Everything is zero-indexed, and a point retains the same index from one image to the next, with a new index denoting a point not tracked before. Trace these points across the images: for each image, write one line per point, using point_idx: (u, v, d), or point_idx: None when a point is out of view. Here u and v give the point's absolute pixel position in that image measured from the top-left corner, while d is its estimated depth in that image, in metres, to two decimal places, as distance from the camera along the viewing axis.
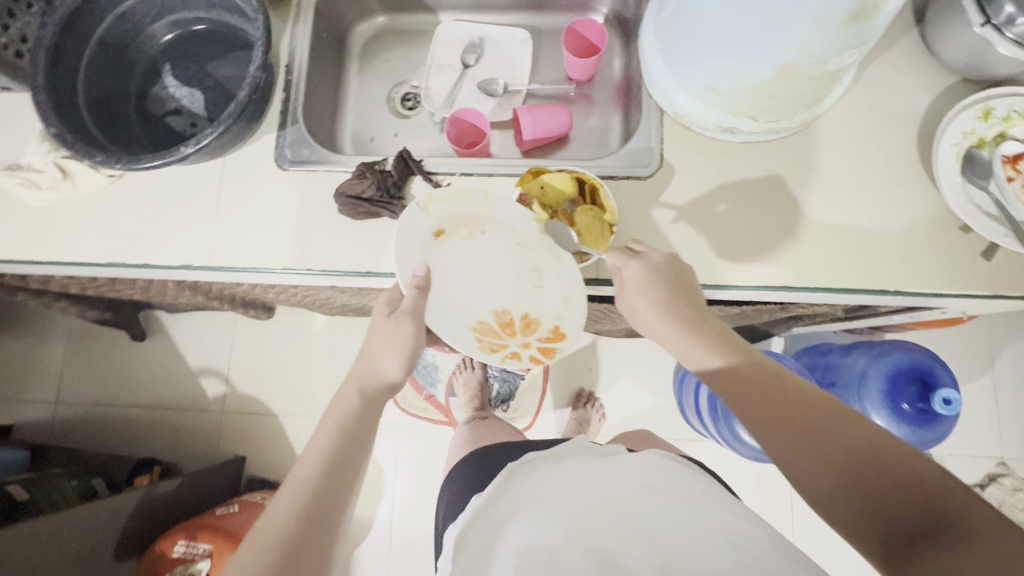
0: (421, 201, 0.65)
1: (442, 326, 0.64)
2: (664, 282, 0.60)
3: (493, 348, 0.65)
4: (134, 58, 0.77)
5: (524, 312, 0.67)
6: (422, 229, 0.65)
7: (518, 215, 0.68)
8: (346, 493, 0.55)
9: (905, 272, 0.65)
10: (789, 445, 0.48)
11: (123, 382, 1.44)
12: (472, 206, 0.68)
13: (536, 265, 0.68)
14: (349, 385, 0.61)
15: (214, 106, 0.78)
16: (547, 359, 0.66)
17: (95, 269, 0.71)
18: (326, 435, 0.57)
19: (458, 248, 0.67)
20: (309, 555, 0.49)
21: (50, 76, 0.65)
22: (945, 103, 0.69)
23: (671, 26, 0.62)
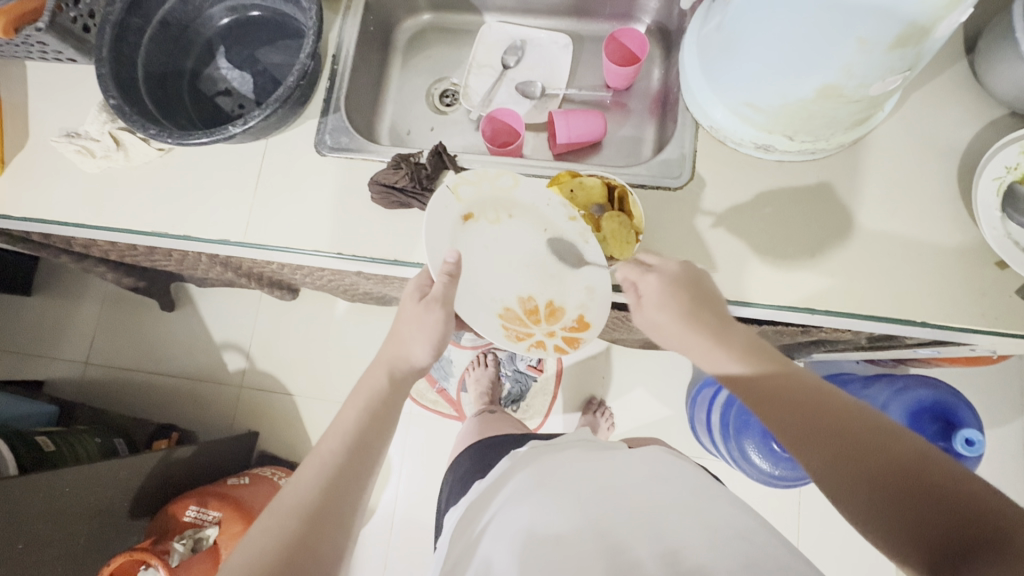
0: (451, 183, 0.66)
1: (468, 309, 0.65)
2: (685, 291, 0.60)
3: (518, 336, 0.67)
4: (192, 40, 0.80)
5: (550, 299, 0.68)
6: (452, 213, 0.66)
7: (545, 199, 0.68)
8: (371, 469, 0.56)
9: (934, 304, 0.64)
10: (817, 456, 0.47)
11: (150, 349, 1.49)
12: (499, 189, 0.69)
13: (563, 252, 0.69)
14: (378, 367, 0.63)
15: (262, 90, 0.81)
16: (570, 350, 0.67)
17: (139, 237, 0.75)
18: (355, 412, 0.59)
19: (486, 232, 0.68)
20: (331, 525, 0.50)
21: (114, 50, 0.69)
22: (990, 136, 0.68)
23: (714, 40, 0.62)
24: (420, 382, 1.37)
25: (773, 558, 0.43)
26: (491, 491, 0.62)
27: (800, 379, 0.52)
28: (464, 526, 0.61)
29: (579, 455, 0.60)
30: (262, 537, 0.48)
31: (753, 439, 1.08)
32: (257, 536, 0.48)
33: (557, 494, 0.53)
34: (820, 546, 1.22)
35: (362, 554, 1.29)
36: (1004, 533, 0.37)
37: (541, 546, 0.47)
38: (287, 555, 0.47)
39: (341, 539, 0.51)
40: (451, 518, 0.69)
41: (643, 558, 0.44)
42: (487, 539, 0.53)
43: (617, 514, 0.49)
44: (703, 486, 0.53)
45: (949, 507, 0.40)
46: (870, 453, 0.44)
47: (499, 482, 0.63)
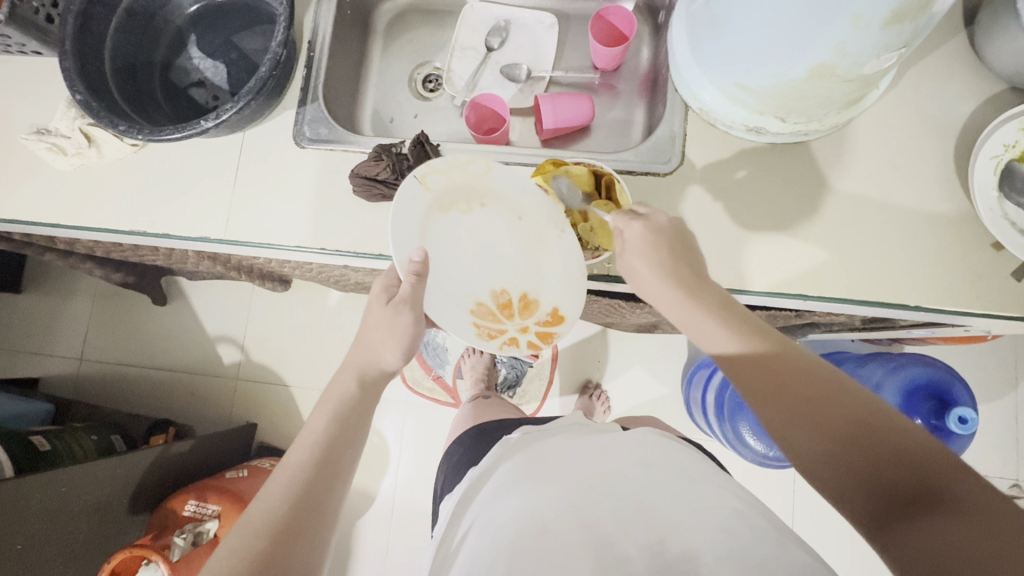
0: (419, 174, 0.62)
1: (436, 311, 0.62)
2: (667, 245, 0.58)
3: (490, 335, 0.64)
4: (160, 29, 0.76)
5: (524, 292, 0.65)
6: (421, 204, 0.62)
7: (519, 187, 0.65)
8: (344, 476, 0.56)
9: (927, 287, 0.63)
10: (783, 419, 0.48)
11: (144, 344, 1.48)
12: (471, 176, 0.65)
13: (541, 242, 0.66)
14: (346, 374, 0.62)
15: (237, 79, 0.76)
16: (545, 345, 0.65)
17: (119, 236, 0.73)
18: (324, 420, 0.58)
19: (459, 224, 0.64)
20: (299, 542, 0.49)
21: (77, 43, 0.65)
22: (988, 113, 0.65)
23: (702, 18, 0.60)
24: (416, 370, 1.37)
25: (758, 548, 0.42)
26: (480, 482, 0.62)
27: (780, 344, 0.52)
28: (452, 519, 0.61)
29: (564, 442, 0.60)
30: (228, 556, 0.47)
31: (747, 421, 1.09)
32: (223, 553, 0.47)
33: (542, 486, 0.51)
34: (817, 523, 1.24)
35: (364, 538, 1.32)
36: (951, 492, 0.38)
37: (529, 534, 0.47)
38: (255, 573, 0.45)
39: (313, 552, 0.51)
40: (444, 507, 0.69)
41: (630, 552, 0.43)
42: (474, 534, 0.52)
43: (601, 514, 0.47)
44: (696, 472, 0.53)
45: (906, 465, 0.41)
46: (830, 412, 0.45)
47: (488, 473, 0.62)
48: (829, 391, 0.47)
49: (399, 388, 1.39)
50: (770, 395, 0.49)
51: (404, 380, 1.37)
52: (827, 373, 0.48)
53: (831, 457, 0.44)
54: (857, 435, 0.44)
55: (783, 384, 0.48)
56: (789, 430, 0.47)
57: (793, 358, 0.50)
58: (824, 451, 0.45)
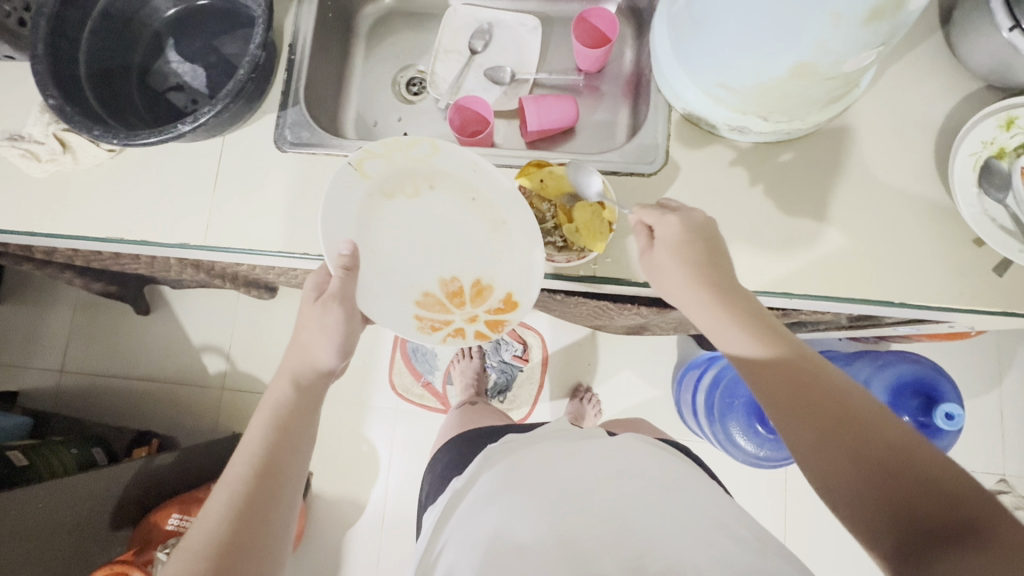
0: (354, 161, 0.64)
1: (382, 302, 0.65)
2: (708, 244, 0.58)
3: (434, 327, 0.67)
4: (137, 34, 0.74)
5: (475, 280, 0.68)
6: (362, 192, 0.66)
7: (467, 167, 0.67)
8: (294, 483, 0.56)
9: (910, 285, 0.64)
10: (810, 438, 0.47)
11: (127, 355, 1.45)
12: (417, 159, 0.68)
13: (494, 221, 0.68)
14: (281, 377, 0.60)
15: (216, 83, 0.74)
16: (494, 333, 0.67)
17: (95, 243, 0.71)
18: (261, 429, 0.56)
19: (407, 206, 0.69)
20: (246, 558, 0.49)
21: (50, 46, 0.64)
22: (966, 111, 0.66)
23: (684, 18, 0.60)
24: (405, 377, 1.36)
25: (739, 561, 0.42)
26: (463, 492, 0.61)
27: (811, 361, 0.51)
28: (436, 529, 0.59)
29: (543, 448, 0.59)
30: None
31: (737, 420, 1.10)
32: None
33: (518, 497, 0.51)
34: (808, 523, 1.24)
35: (354, 549, 1.30)
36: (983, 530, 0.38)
37: (506, 549, 0.46)
38: None
39: (264, 566, 0.50)
40: (428, 517, 0.68)
41: (608, 568, 0.43)
42: (456, 544, 0.52)
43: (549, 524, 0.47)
44: (671, 480, 0.52)
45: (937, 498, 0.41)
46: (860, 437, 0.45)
47: (470, 482, 0.61)
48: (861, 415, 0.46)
49: (388, 395, 1.37)
50: (795, 407, 0.49)
51: (393, 387, 1.36)
52: (868, 401, 0.47)
53: (857, 480, 0.44)
54: (888, 462, 0.43)
55: (815, 402, 0.48)
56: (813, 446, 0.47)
57: (829, 379, 0.49)
58: (850, 474, 0.44)
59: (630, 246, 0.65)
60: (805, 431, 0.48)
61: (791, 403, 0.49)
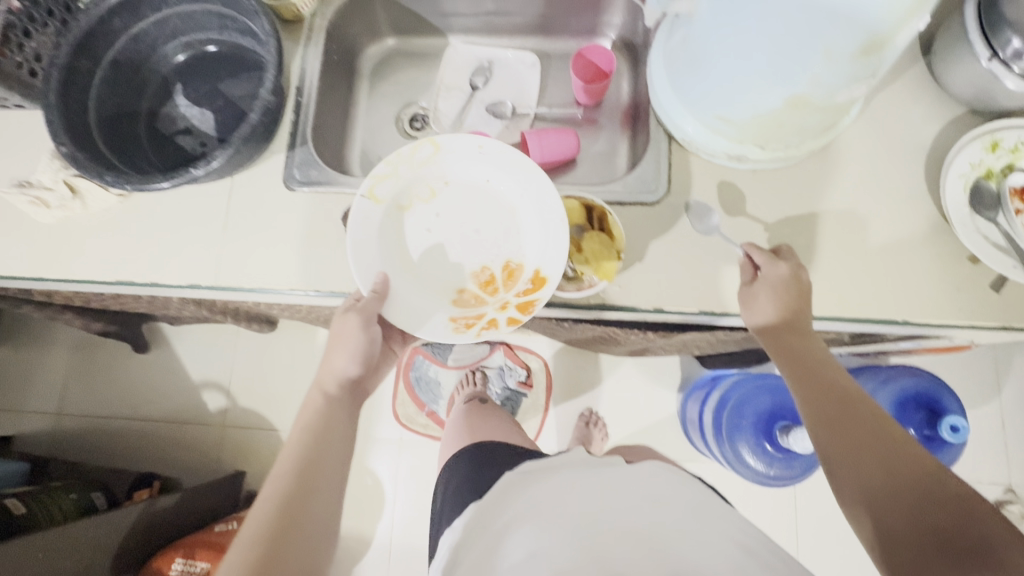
0: (366, 190, 0.66)
1: (416, 302, 0.66)
2: (792, 297, 0.60)
3: (469, 325, 0.65)
4: (146, 79, 0.75)
5: (504, 264, 0.68)
6: (380, 215, 0.68)
7: (473, 158, 0.70)
8: (330, 498, 0.58)
9: (913, 302, 0.65)
10: (857, 469, 0.54)
11: (125, 394, 1.43)
12: (422, 164, 0.69)
13: (510, 205, 0.70)
14: (312, 390, 0.65)
15: (225, 126, 0.75)
16: (525, 317, 0.63)
17: (104, 287, 0.72)
18: (298, 433, 0.61)
19: (427, 210, 0.70)
20: (288, 553, 0.53)
21: (62, 96, 0.65)
22: (952, 134, 0.69)
23: (681, 55, 0.63)
24: (409, 407, 1.35)
25: None
26: (482, 518, 0.59)
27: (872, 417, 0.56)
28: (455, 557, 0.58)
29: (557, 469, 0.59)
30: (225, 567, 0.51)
31: (746, 440, 1.10)
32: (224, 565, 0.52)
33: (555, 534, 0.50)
34: (820, 541, 1.23)
35: None
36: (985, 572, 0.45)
37: None
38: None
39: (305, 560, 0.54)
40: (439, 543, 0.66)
41: None
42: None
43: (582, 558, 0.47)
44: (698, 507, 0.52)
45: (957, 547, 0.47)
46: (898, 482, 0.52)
47: (490, 507, 0.59)
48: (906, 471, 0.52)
49: (392, 426, 1.36)
50: (839, 434, 0.56)
51: (397, 418, 1.35)
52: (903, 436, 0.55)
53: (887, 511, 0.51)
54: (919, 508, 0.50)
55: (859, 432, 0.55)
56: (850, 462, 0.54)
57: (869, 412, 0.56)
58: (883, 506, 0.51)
59: (640, 272, 0.66)
60: (847, 452, 0.55)
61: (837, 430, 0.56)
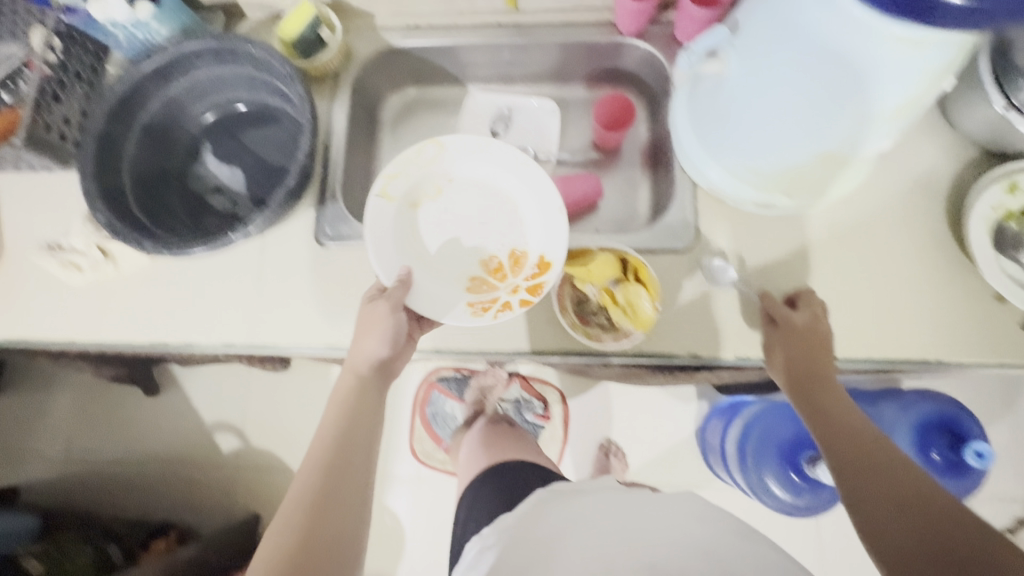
0: (379, 189, 0.69)
1: (432, 292, 0.68)
2: (810, 347, 0.62)
3: (484, 309, 0.66)
4: (176, 141, 0.76)
5: (510, 251, 0.71)
6: (393, 214, 0.70)
7: (475, 154, 0.73)
8: (347, 520, 0.57)
9: (944, 343, 0.66)
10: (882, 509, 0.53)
11: (136, 437, 1.41)
12: (428, 162, 0.72)
13: (512, 194, 0.73)
14: (345, 371, 0.64)
15: (256, 184, 0.76)
16: (536, 297, 0.64)
17: (135, 348, 0.71)
18: (333, 416, 0.62)
19: (436, 207, 0.73)
20: (321, 548, 0.54)
21: (98, 161, 0.67)
22: (969, 175, 0.71)
23: (708, 109, 0.64)
24: (426, 443, 1.34)
25: None
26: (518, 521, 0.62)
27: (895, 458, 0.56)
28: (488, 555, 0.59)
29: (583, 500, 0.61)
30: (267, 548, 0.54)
31: (770, 468, 1.10)
32: (265, 550, 0.53)
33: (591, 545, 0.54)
34: (845, 566, 1.23)
35: None
36: None
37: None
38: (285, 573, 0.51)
39: (337, 554, 0.55)
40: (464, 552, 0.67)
41: None
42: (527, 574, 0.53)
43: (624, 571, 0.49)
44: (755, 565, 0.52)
45: None
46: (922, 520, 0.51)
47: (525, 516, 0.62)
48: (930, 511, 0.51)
49: (410, 462, 1.35)
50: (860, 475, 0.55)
51: (414, 454, 1.33)
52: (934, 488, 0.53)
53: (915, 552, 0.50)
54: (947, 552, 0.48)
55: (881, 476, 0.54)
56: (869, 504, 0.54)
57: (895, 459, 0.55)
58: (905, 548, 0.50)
59: (674, 320, 0.67)
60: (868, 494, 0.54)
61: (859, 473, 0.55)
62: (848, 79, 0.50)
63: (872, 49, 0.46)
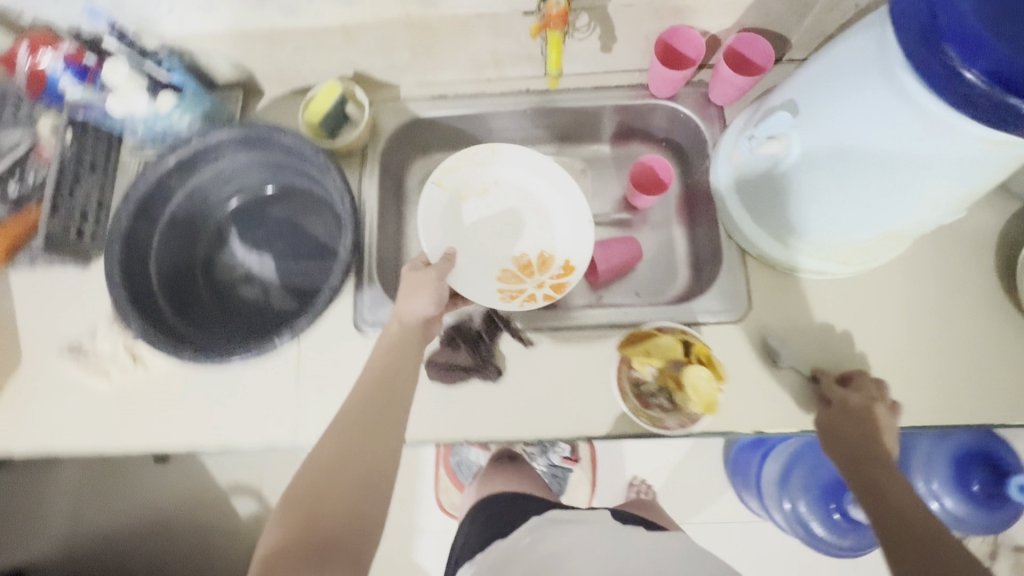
0: (435, 177, 0.74)
1: (469, 278, 0.71)
2: (866, 423, 0.59)
3: (512, 296, 0.70)
4: (202, 229, 0.73)
5: (540, 253, 0.74)
6: (442, 203, 0.74)
7: (521, 164, 0.76)
8: (379, 451, 0.52)
9: (1010, 404, 0.65)
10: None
11: (141, 512, 1.31)
12: (479, 162, 0.75)
13: (547, 194, 0.76)
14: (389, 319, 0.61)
15: (288, 271, 0.73)
16: (558, 295, 0.70)
17: (171, 454, 0.68)
18: (377, 358, 0.59)
19: (480, 203, 0.76)
20: (345, 489, 0.49)
21: (124, 263, 0.63)
22: (1016, 227, 0.70)
23: (761, 182, 0.64)
24: (453, 495, 1.29)
25: None
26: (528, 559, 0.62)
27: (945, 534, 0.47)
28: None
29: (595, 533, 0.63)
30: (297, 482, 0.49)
31: (806, 502, 1.08)
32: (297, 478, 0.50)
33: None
34: None
35: None
36: None
37: None
38: (303, 517, 0.47)
39: (359, 499, 0.49)
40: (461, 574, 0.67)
41: None
42: None
43: None
44: None
45: None
46: None
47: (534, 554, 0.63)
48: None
49: (437, 515, 1.31)
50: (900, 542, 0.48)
51: (442, 507, 1.29)
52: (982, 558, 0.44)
53: None
54: None
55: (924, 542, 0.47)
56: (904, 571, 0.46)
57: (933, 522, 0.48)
58: None
59: (736, 395, 0.65)
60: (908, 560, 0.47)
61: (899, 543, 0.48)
62: (900, 174, 0.50)
63: (927, 145, 0.46)
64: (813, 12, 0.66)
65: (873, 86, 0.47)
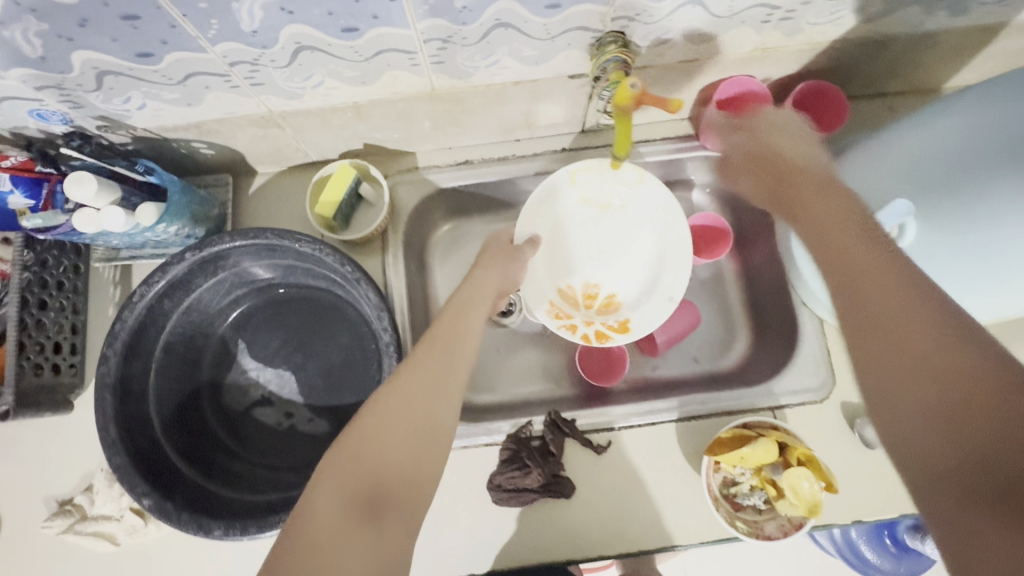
0: (572, 168, 0.63)
1: (536, 275, 0.66)
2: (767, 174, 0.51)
3: (556, 315, 0.64)
4: (202, 347, 0.63)
5: (611, 294, 0.66)
6: (564, 197, 0.65)
7: (660, 206, 0.63)
8: (432, 397, 0.44)
9: None
10: (873, 377, 0.35)
11: None
12: (623, 182, 0.63)
13: (649, 243, 0.65)
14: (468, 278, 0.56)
15: (311, 387, 0.63)
16: (595, 343, 0.62)
17: None
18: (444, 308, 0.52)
19: (595, 216, 0.66)
20: (394, 429, 0.42)
21: (121, 420, 0.52)
22: None
23: None
24: None
25: None
26: None
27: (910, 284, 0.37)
28: None
29: None
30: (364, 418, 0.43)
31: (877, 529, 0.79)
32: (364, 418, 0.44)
33: None
34: None
35: None
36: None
37: None
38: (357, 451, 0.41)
39: (403, 442, 0.41)
40: None
41: None
42: None
43: None
44: None
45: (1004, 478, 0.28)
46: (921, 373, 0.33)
47: None
48: (950, 366, 0.32)
49: None
50: (874, 376, 0.35)
51: None
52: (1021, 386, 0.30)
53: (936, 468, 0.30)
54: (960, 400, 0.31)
55: (908, 392, 0.33)
56: (883, 421, 0.34)
57: (934, 340, 0.33)
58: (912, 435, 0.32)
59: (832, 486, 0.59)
60: (888, 424, 0.34)
61: (870, 323, 0.36)
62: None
63: None
64: (888, 52, 0.59)
65: (1013, 171, 0.40)
